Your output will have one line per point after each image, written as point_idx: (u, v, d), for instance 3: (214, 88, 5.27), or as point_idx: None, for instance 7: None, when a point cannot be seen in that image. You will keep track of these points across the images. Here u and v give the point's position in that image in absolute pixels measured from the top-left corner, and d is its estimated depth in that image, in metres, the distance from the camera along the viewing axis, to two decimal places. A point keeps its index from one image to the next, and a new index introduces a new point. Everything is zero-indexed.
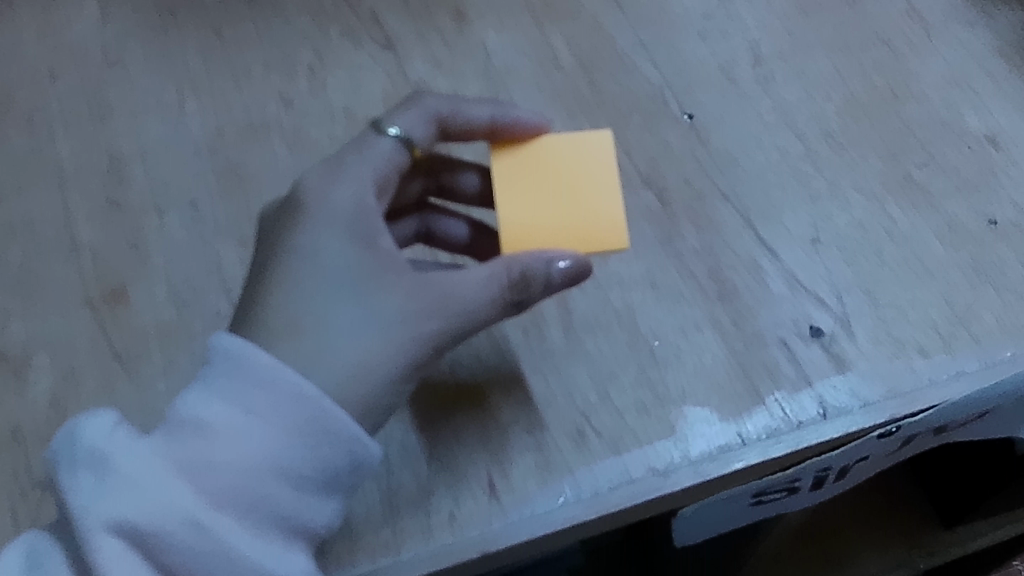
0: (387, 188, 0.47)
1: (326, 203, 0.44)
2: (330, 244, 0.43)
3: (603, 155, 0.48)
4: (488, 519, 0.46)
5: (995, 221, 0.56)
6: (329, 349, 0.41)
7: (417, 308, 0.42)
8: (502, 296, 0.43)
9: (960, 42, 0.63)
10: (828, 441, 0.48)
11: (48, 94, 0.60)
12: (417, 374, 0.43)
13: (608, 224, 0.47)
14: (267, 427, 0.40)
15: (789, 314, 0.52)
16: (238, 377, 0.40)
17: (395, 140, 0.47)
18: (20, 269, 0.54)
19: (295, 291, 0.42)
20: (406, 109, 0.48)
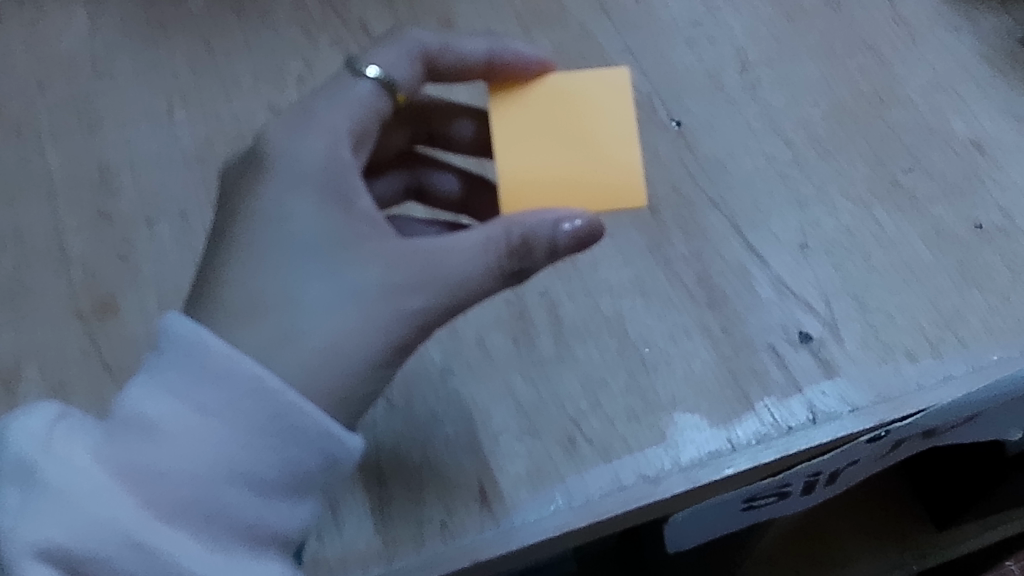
0: (367, 139, 0.45)
1: (292, 158, 0.42)
2: (303, 211, 0.41)
3: (618, 95, 0.46)
4: (479, 527, 0.46)
5: (981, 225, 0.56)
6: (311, 328, 0.40)
7: (404, 278, 0.41)
8: (499, 263, 0.42)
9: (945, 47, 0.63)
10: (817, 446, 0.48)
11: (37, 105, 0.60)
12: (399, 348, 0.42)
13: (627, 178, 0.45)
14: (222, 425, 0.39)
15: (778, 320, 0.53)
16: (191, 370, 0.39)
17: (375, 84, 0.45)
18: (9, 280, 0.54)
19: (268, 266, 0.41)
20: (388, 48, 0.47)
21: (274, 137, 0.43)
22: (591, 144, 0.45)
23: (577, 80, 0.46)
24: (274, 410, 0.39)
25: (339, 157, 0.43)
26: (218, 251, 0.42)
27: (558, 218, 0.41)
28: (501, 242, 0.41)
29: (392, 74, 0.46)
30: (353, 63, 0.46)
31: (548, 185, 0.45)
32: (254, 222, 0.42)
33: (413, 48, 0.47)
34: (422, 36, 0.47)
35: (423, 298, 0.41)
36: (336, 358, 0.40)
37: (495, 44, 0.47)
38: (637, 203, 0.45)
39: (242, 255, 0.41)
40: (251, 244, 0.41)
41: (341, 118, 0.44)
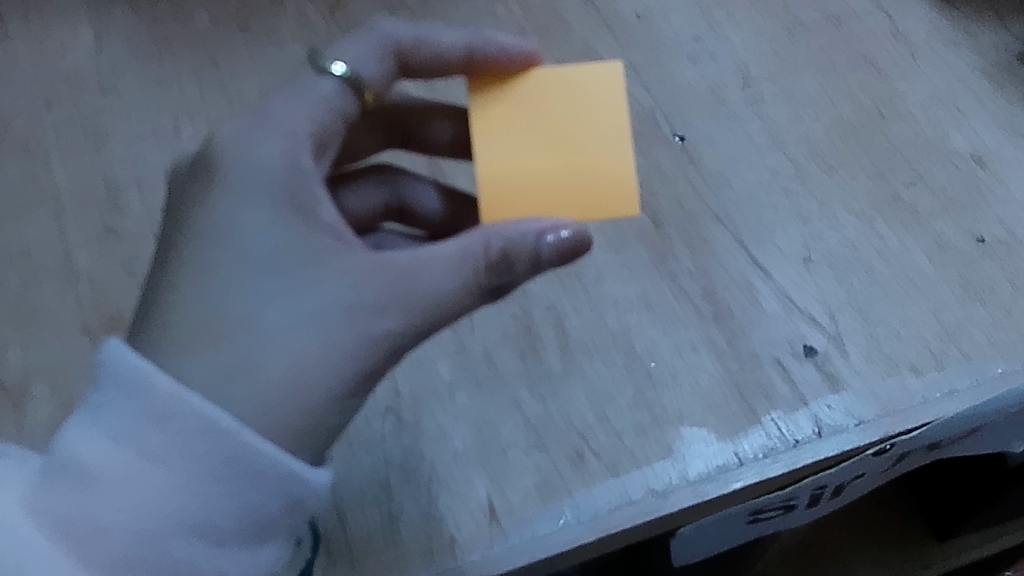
0: (331, 141, 0.43)
1: (246, 164, 0.40)
2: (261, 224, 0.39)
3: (611, 93, 0.44)
4: (489, 542, 0.46)
5: (983, 238, 0.56)
6: (277, 346, 0.39)
7: (378, 292, 0.40)
8: (475, 279, 0.41)
9: (945, 62, 0.64)
10: (823, 460, 0.49)
11: (43, 122, 0.60)
12: (367, 373, 0.41)
13: (618, 184, 0.44)
14: (169, 470, 0.37)
15: (784, 333, 0.53)
16: (133, 413, 0.37)
17: (340, 82, 0.43)
18: (18, 297, 0.54)
19: (223, 285, 0.39)
20: (355, 40, 0.45)
21: (225, 142, 0.41)
22: (580, 147, 0.43)
23: (567, 75, 0.44)
24: (228, 452, 0.37)
25: (299, 163, 0.40)
26: (165, 267, 0.40)
27: (542, 229, 0.41)
28: (479, 256, 0.41)
29: (358, 70, 0.44)
30: (316, 56, 0.44)
31: (533, 190, 0.43)
32: (206, 238, 0.40)
33: (384, 41, 0.45)
34: (394, 29, 0.46)
35: (397, 311, 0.40)
36: (307, 376, 0.39)
37: (474, 38, 0.45)
38: (627, 211, 0.44)
39: (194, 273, 0.39)
40: (204, 262, 0.39)
41: (301, 119, 0.41)
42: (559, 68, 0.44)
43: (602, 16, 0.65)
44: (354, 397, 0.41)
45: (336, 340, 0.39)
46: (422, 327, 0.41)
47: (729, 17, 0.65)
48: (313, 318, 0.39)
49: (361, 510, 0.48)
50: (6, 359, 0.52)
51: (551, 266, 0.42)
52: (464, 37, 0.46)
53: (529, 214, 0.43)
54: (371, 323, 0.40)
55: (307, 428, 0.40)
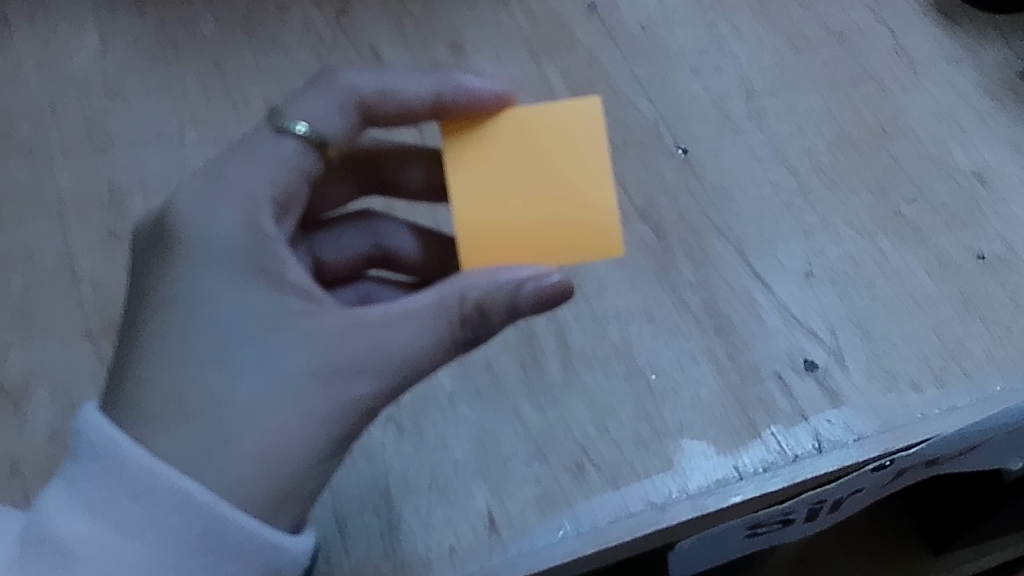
0: (293, 203, 0.44)
1: (208, 236, 0.41)
2: (225, 291, 0.40)
3: (587, 132, 0.44)
4: (488, 553, 0.46)
5: (984, 255, 0.57)
6: (253, 412, 0.40)
7: (352, 351, 0.41)
8: (451, 337, 0.42)
9: (947, 79, 0.64)
10: (822, 476, 0.49)
11: (48, 124, 0.60)
12: (343, 435, 0.42)
13: (598, 225, 0.44)
14: (144, 544, 0.38)
15: (784, 347, 0.53)
16: (110, 487, 0.38)
17: (300, 142, 0.44)
18: (20, 300, 0.54)
19: (194, 359, 0.40)
20: (315, 97, 0.45)
21: (183, 211, 0.41)
22: (559, 189, 0.44)
23: (543, 114, 0.44)
24: (203, 524, 0.38)
25: (260, 228, 0.42)
26: (135, 342, 0.41)
27: (520, 278, 0.42)
28: (454, 307, 0.42)
29: (320, 128, 0.45)
30: (276, 116, 0.44)
31: (514, 235, 0.43)
32: (172, 310, 0.41)
33: (347, 93, 0.45)
34: (355, 81, 0.46)
35: (374, 370, 0.41)
36: (286, 437, 0.40)
37: (440, 85, 0.45)
38: (609, 251, 0.44)
39: (161, 346, 0.40)
40: (172, 334, 0.40)
41: (261, 186, 0.42)
42: (534, 106, 0.44)
43: (607, 27, 0.66)
44: (334, 456, 0.42)
45: (313, 401, 0.40)
46: (398, 382, 0.42)
47: (733, 30, 0.66)
48: (288, 381, 0.40)
49: (360, 518, 0.48)
50: (8, 362, 0.52)
51: (531, 312, 0.43)
52: (429, 84, 0.46)
53: (510, 260, 0.44)
54: (347, 383, 0.41)
55: (286, 489, 0.41)
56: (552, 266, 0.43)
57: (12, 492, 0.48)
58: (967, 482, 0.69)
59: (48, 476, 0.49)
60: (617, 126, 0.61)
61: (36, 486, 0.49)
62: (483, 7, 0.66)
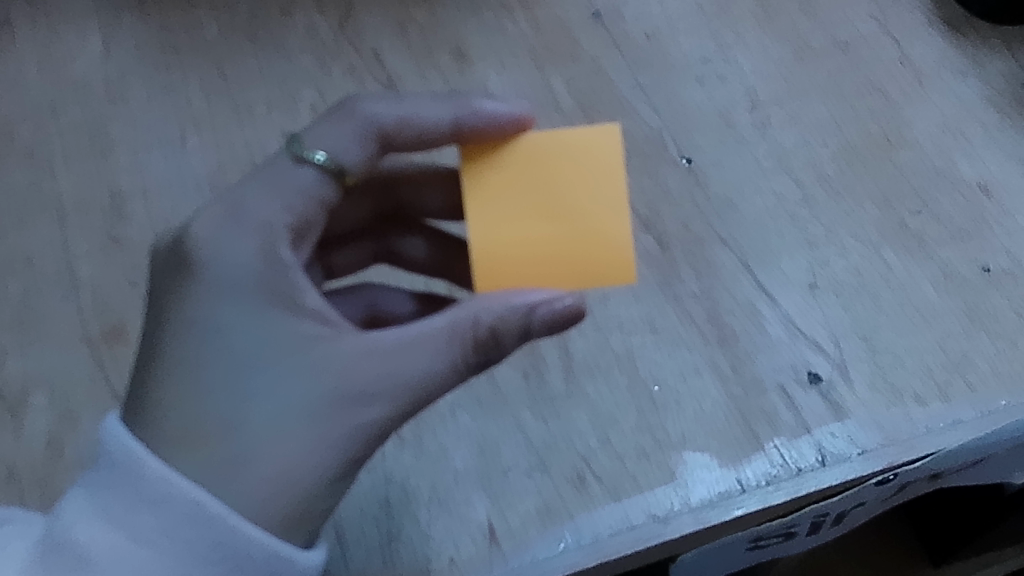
0: (310, 231, 0.44)
1: (224, 264, 0.41)
2: (243, 320, 0.40)
3: (607, 160, 0.43)
4: (489, 565, 0.46)
5: (989, 268, 0.56)
6: (266, 439, 0.39)
7: (365, 377, 0.40)
8: (465, 360, 0.41)
9: (952, 91, 0.64)
10: (826, 489, 0.48)
11: (50, 128, 0.60)
12: (356, 460, 0.41)
13: (615, 254, 0.44)
14: (156, 551, 0.38)
15: (788, 360, 0.53)
16: (126, 495, 0.38)
17: (318, 171, 0.43)
18: (19, 305, 0.54)
19: (210, 385, 0.40)
20: (336, 123, 0.44)
21: (202, 238, 0.41)
22: (576, 216, 0.43)
23: (564, 141, 0.43)
24: (214, 536, 0.38)
25: (277, 255, 0.41)
26: (153, 367, 0.41)
27: (533, 302, 0.41)
28: (467, 331, 0.41)
29: (340, 157, 0.44)
30: (295, 143, 0.44)
31: (529, 261, 0.43)
32: (190, 335, 0.40)
33: (366, 121, 0.45)
34: (374, 109, 0.45)
35: (386, 396, 0.41)
36: (297, 465, 0.40)
37: (460, 112, 0.45)
38: (624, 280, 0.44)
39: (178, 372, 0.40)
40: (189, 359, 0.40)
41: (277, 214, 0.42)
42: (555, 132, 0.44)
43: (612, 35, 0.65)
44: (344, 480, 0.42)
45: (325, 428, 0.40)
46: (410, 407, 0.42)
47: (738, 40, 0.65)
48: (302, 409, 0.40)
49: (360, 529, 0.47)
50: (6, 367, 0.52)
51: (543, 334, 0.42)
52: (449, 111, 0.45)
53: (524, 285, 0.43)
54: (359, 410, 0.40)
55: (299, 511, 0.40)
56: (565, 292, 0.43)
57: (10, 498, 0.48)
58: (969, 501, 0.70)
59: (45, 483, 0.49)
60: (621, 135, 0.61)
61: (34, 493, 0.48)
62: (488, 13, 0.66)
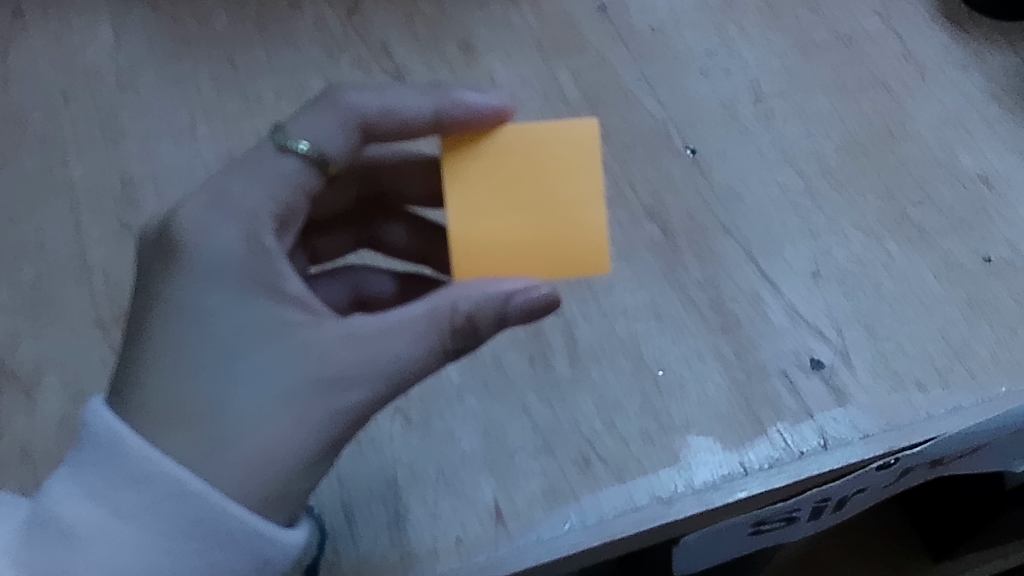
0: (294, 217, 0.44)
1: (208, 250, 0.41)
2: (227, 305, 0.40)
3: (585, 153, 0.44)
4: (495, 544, 0.46)
5: (989, 258, 0.57)
6: (247, 422, 0.39)
7: (345, 362, 0.40)
8: (444, 346, 0.41)
9: (954, 85, 0.64)
10: (828, 472, 0.49)
11: (61, 116, 0.61)
12: (336, 444, 0.41)
13: (590, 243, 0.44)
14: (140, 528, 0.39)
15: (790, 346, 0.53)
16: (110, 474, 0.39)
17: (301, 160, 0.43)
18: (31, 289, 0.55)
19: (194, 368, 0.40)
20: (319, 114, 0.44)
21: (188, 224, 0.41)
22: (553, 206, 0.44)
23: (543, 132, 0.44)
24: (195, 513, 0.38)
25: (260, 242, 0.41)
26: (137, 352, 0.41)
27: (508, 290, 0.41)
28: (445, 318, 0.41)
29: (323, 146, 0.44)
30: (278, 133, 0.44)
31: (506, 250, 0.44)
32: (175, 320, 0.40)
33: (348, 112, 0.44)
34: (357, 100, 0.45)
35: (366, 381, 0.40)
36: (276, 447, 0.39)
37: (441, 104, 0.44)
38: (599, 269, 0.45)
39: (163, 354, 0.40)
40: (174, 342, 0.40)
41: (260, 201, 0.42)
42: (534, 124, 0.44)
43: (617, 29, 0.66)
44: (323, 465, 0.41)
45: (305, 411, 0.40)
46: (389, 392, 0.41)
47: (742, 34, 0.66)
48: (283, 392, 0.40)
49: (367, 509, 0.48)
50: (19, 350, 0.53)
51: (520, 322, 0.42)
52: (430, 102, 0.45)
53: (501, 273, 0.44)
54: (339, 394, 0.40)
55: (281, 491, 0.40)
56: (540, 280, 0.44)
57: (23, 477, 0.49)
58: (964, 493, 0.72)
59: (57, 462, 0.49)
60: (625, 126, 0.62)
61: (47, 471, 0.49)
62: (494, 7, 0.67)
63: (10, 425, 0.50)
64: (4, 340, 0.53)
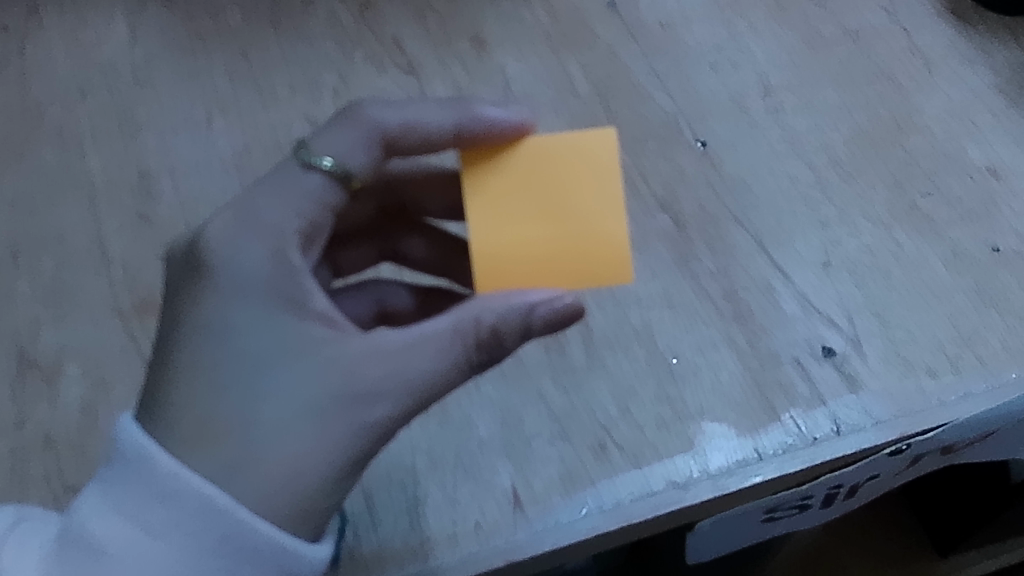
0: (318, 235, 0.43)
1: (234, 265, 0.40)
2: (253, 321, 0.40)
3: (603, 163, 0.43)
4: (513, 528, 0.47)
5: (998, 248, 0.58)
6: (273, 437, 0.39)
7: (370, 376, 0.40)
8: (468, 358, 0.41)
9: (960, 78, 0.65)
10: (840, 458, 0.50)
11: (78, 110, 0.61)
12: (360, 460, 0.41)
13: (612, 253, 0.44)
14: (167, 545, 0.38)
15: (803, 335, 0.54)
16: (137, 489, 0.38)
17: (324, 176, 0.43)
18: (52, 279, 0.55)
19: (221, 383, 0.39)
20: (340, 129, 0.44)
21: (215, 241, 0.41)
22: (574, 217, 0.43)
23: (562, 143, 0.43)
24: (223, 529, 0.38)
25: (286, 258, 0.41)
26: (164, 369, 0.40)
27: (533, 301, 0.41)
28: (470, 331, 0.40)
29: (346, 161, 0.44)
30: (302, 150, 0.43)
31: (528, 262, 0.43)
32: (202, 336, 0.40)
33: (370, 126, 0.44)
34: (378, 115, 0.45)
35: (391, 396, 0.40)
36: (302, 462, 0.39)
37: (461, 118, 0.44)
38: (622, 278, 0.44)
39: (191, 372, 0.39)
40: (202, 360, 0.39)
41: (286, 217, 0.41)
42: (552, 136, 0.44)
43: (627, 24, 0.67)
44: (347, 482, 0.41)
45: (330, 426, 0.39)
46: (414, 406, 0.41)
47: (751, 29, 0.67)
48: (309, 407, 0.39)
49: (387, 495, 0.49)
50: (40, 339, 0.53)
51: (542, 333, 0.42)
52: (451, 116, 0.45)
53: (523, 286, 0.43)
54: (364, 408, 0.40)
55: (307, 506, 0.39)
56: (563, 290, 0.43)
57: (47, 464, 0.49)
58: (967, 482, 0.73)
59: (78, 449, 0.50)
60: (637, 120, 0.62)
61: (69, 457, 0.49)
62: (505, 3, 0.67)
63: (32, 412, 0.51)
64: (25, 329, 0.54)
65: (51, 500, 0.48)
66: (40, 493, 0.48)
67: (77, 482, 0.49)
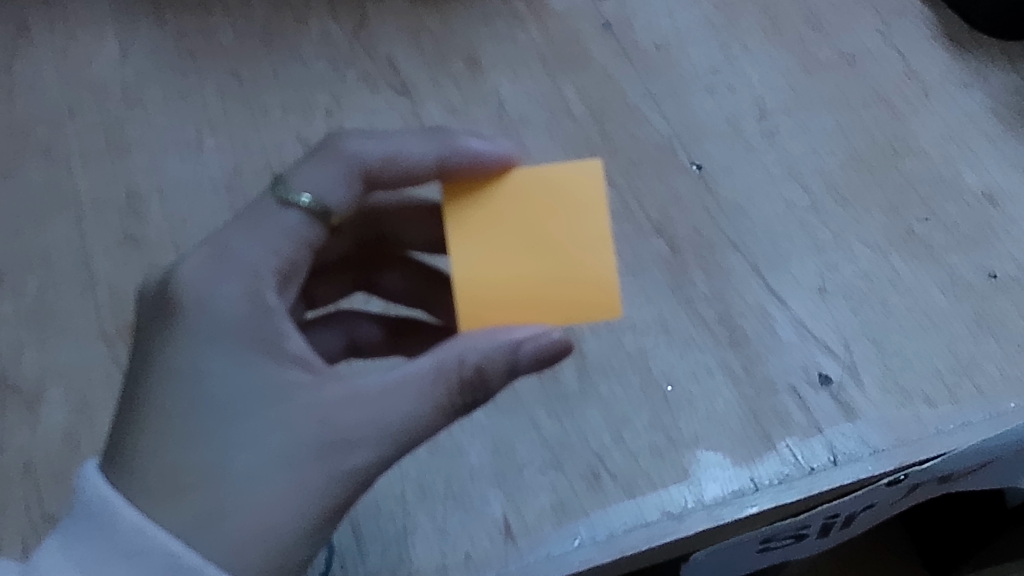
0: (296, 273, 0.42)
1: (207, 310, 0.39)
2: (226, 367, 0.38)
3: (591, 195, 0.43)
4: (504, 560, 0.46)
5: (995, 274, 0.57)
6: (245, 489, 0.37)
7: (349, 423, 0.38)
8: (450, 400, 0.40)
9: (956, 103, 0.65)
10: (839, 488, 0.49)
11: (66, 128, 0.61)
12: (338, 510, 0.39)
13: (599, 287, 0.43)
14: None
15: (799, 362, 0.53)
16: (100, 547, 0.37)
17: (303, 213, 0.42)
18: (36, 301, 0.55)
19: (190, 433, 0.38)
20: (321, 163, 0.43)
21: (189, 284, 0.39)
22: (557, 250, 0.42)
23: (550, 175, 0.43)
24: None
25: (262, 301, 0.40)
26: (129, 417, 0.39)
27: (518, 338, 0.40)
28: (453, 372, 0.39)
29: (325, 197, 0.42)
30: (279, 186, 0.42)
31: (511, 298, 0.42)
32: (170, 384, 0.38)
33: (351, 160, 0.44)
34: (359, 149, 0.44)
35: (370, 442, 0.39)
36: (277, 513, 0.38)
37: (444, 149, 0.44)
38: (610, 312, 0.43)
39: (158, 422, 0.38)
40: (172, 408, 0.38)
41: (263, 256, 0.40)
42: (539, 168, 0.43)
43: (622, 45, 0.66)
44: (325, 530, 0.40)
45: (306, 475, 0.38)
46: (394, 452, 0.40)
47: (746, 50, 0.66)
48: (284, 455, 0.38)
49: (376, 526, 0.48)
50: (23, 363, 0.52)
51: (530, 370, 0.41)
52: (433, 148, 0.44)
53: (508, 322, 0.42)
54: (342, 456, 0.38)
55: (280, 557, 0.38)
56: (552, 325, 0.42)
57: (26, 493, 0.48)
58: (969, 505, 0.73)
59: (60, 477, 0.49)
60: (632, 142, 0.62)
61: (49, 486, 0.49)
62: (499, 23, 0.67)
63: (13, 438, 0.50)
64: (8, 353, 0.53)
65: (31, 530, 0.47)
66: (20, 523, 0.48)
67: (57, 511, 0.48)
